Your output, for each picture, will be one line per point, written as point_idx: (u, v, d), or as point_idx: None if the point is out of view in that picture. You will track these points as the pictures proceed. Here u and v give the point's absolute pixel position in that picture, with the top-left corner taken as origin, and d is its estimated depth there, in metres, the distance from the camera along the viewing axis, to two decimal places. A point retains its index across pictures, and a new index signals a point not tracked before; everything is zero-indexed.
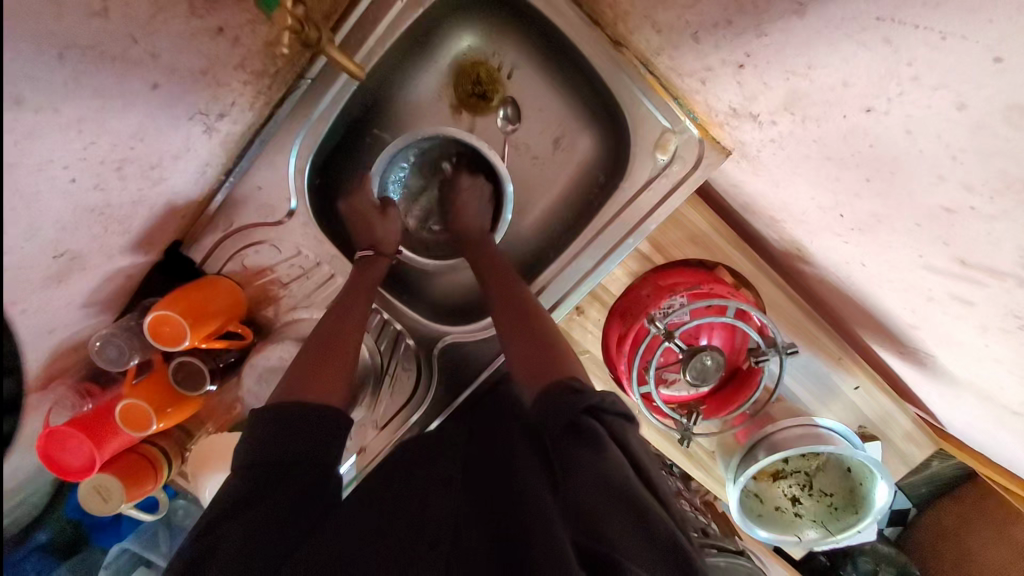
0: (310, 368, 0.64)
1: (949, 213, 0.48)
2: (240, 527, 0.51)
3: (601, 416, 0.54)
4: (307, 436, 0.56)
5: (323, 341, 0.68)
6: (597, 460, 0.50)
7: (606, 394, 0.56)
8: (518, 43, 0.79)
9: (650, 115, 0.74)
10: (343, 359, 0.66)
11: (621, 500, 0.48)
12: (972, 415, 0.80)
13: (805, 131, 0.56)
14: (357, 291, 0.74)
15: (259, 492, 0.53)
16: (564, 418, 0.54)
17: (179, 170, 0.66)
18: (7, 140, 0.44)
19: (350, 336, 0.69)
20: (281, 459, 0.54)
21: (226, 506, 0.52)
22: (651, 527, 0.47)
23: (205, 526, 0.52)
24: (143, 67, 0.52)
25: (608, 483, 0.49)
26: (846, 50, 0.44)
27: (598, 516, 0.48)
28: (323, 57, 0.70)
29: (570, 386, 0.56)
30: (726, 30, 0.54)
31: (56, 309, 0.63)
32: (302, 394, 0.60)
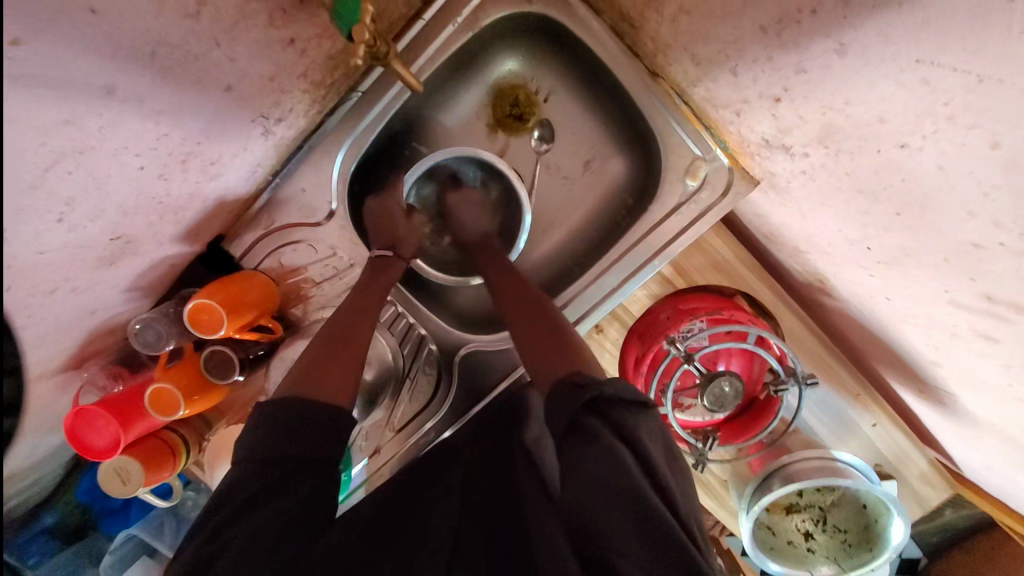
0: (318, 361, 0.64)
1: (978, 249, 0.50)
2: (249, 528, 0.50)
3: (603, 411, 0.54)
4: (312, 435, 0.56)
5: (334, 337, 0.68)
6: (595, 457, 0.50)
7: (610, 382, 0.55)
8: (556, 70, 0.83)
9: (683, 142, 0.77)
10: (353, 357, 0.67)
11: (625, 502, 0.47)
12: (993, 459, 0.79)
13: (837, 164, 0.58)
14: (371, 291, 0.74)
15: (266, 494, 0.52)
16: (564, 418, 0.55)
17: (233, 167, 0.70)
18: (94, 125, 0.47)
19: (363, 333, 0.70)
20: (288, 457, 0.53)
21: (232, 506, 0.51)
22: (651, 525, 0.46)
23: (212, 527, 0.51)
24: (220, 68, 0.56)
25: (612, 485, 0.48)
26: (884, 87, 0.46)
27: (603, 520, 0.47)
28: (376, 70, 0.74)
29: (575, 381, 0.57)
30: (766, 66, 0.57)
31: (104, 290, 0.65)
32: (309, 386, 0.61)
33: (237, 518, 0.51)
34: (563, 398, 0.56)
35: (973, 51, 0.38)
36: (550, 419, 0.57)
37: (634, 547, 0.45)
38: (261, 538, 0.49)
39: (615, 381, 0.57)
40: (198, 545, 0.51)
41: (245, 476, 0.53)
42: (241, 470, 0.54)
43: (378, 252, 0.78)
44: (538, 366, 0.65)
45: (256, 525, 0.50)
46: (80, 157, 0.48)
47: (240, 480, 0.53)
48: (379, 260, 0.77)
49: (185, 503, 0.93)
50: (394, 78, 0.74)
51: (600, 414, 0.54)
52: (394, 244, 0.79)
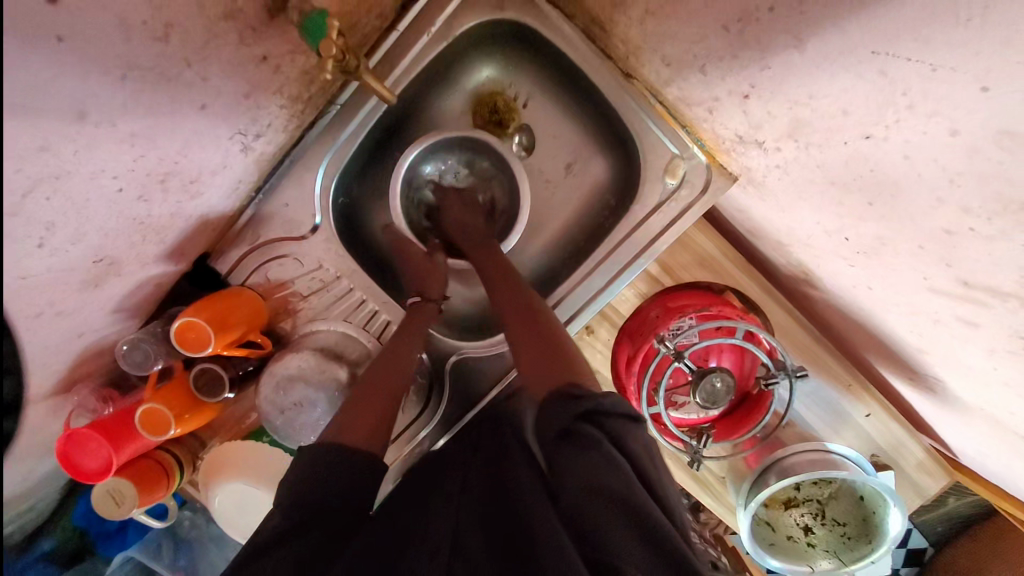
0: (356, 405, 0.65)
1: (950, 235, 0.50)
2: (271, 569, 0.50)
3: (597, 421, 0.56)
4: (340, 475, 0.56)
5: (367, 386, 0.68)
6: (592, 465, 0.52)
7: (605, 396, 0.58)
8: (533, 76, 0.84)
9: (659, 141, 0.77)
10: (386, 400, 0.67)
11: (623, 510, 0.49)
12: (987, 444, 0.79)
13: (808, 157, 0.59)
14: (410, 335, 0.76)
15: (294, 529, 0.52)
16: (559, 425, 0.57)
17: (215, 185, 0.70)
18: (68, 149, 0.48)
19: (398, 385, 0.70)
20: (318, 498, 0.54)
21: (254, 547, 0.52)
22: (651, 530, 0.48)
23: (234, 569, 0.51)
24: (193, 88, 0.56)
25: (608, 490, 0.50)
26: (845, 80, 0.47)
27: (601, 525, 0.49)
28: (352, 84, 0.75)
29: (570, 394, 0.58)
30: (732, 63, 0.57)
31: (89, 312, 0.65)
32: (346, 433, 0.61)
33: (265, 551, 0.52)
34: (556, 406, 0.58)
35: (924, 42, 0.38)
36: (545, 426, 0.59)
37: (630, 551, 0.47)
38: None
39: (609, 394, 0.59)
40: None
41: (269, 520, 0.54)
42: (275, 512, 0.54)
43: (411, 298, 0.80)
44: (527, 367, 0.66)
45: (278, 563, 0.50)
46: (56, 181, 0.49)
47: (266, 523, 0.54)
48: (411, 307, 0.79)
49: (183, 523, 0.94)
50: (370, 92, 0.75)
51: (595, 423, 0.57)
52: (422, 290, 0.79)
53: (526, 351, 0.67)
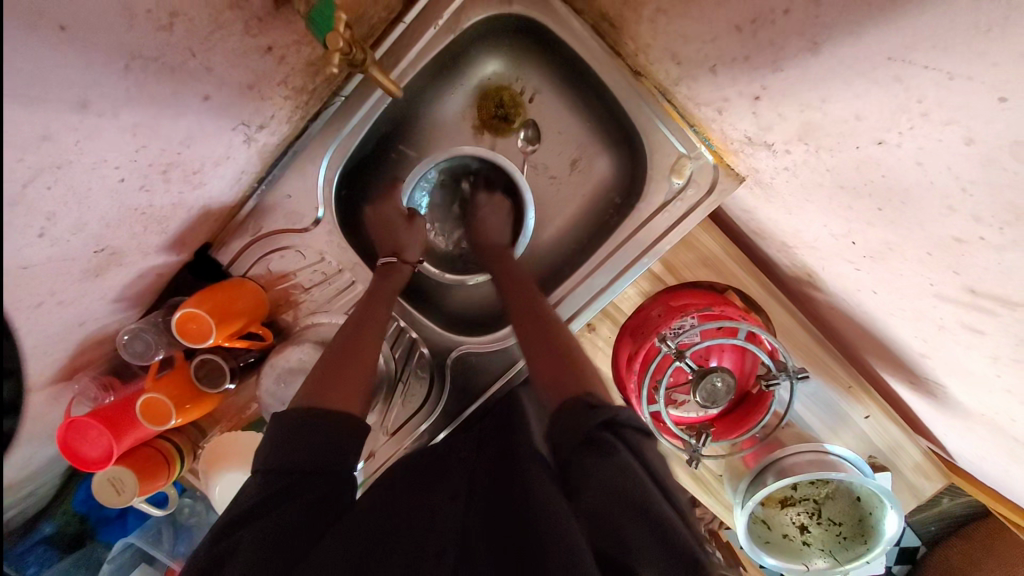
0: (332, 372, 0.65)
1: (960, 242, 0.50)
2: (243, 540, 0.50)
3: (619, 430, 0.54)
4: (313, 449, 0.56)
5: (341, 349, 0.69)
6: (614, 473, 0.50)
7: (621, 409, 0.56)
8: (540, 71, 0.83)
9: (667, 140, 0.77)
10: (363, 368, 0.67)
11: (641, 514, 0.48)
12: (985, 449, 0.80)
13: (818, 160, 0.58)
14: (373, 302, 0.75)
15: (270, 502, 0.52)
16: (581, 433, 0.54)
17: (217, 175, 0.70)
18: (71, 139, 0.47)
19: (370, 343, 0.71)
20: (297, 467, 0.54)
21: (238, 511, 0.52)
22: (669, 536, 0.47)
23: (215, 533, 0.51)
24: (197, 78, 0.56)
25: (629, 496, 0.49)
26: (859, 85, 0.46)
27: (618, 526, 0.48)
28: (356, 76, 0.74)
29: (584, 403, 0.57)
30: (744, 65, 0.57)
31: (89, 302, 0.65)
32: (322, 399, 0.61)
33: (241, 521, 0.51)
34: (572, 416, 0.56)
35: (943, 49, 0.38)
36: (562, 434, 0.57)
37: (644, 554, 0.47)
38: (264, 545, 0.49)
39: (624, 406, 0.57)
40: (203, 549, 0.51)
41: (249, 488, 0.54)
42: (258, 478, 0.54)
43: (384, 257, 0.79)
44: (542, 375, 0.65)
45: (263, 528, 0.50)
46: (58, 171, 0.48)
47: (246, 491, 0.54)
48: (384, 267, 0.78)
49: (183, 510, 0.95)
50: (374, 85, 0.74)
51: (615, 432, 0.54)
52: (397, 250, 0.80)
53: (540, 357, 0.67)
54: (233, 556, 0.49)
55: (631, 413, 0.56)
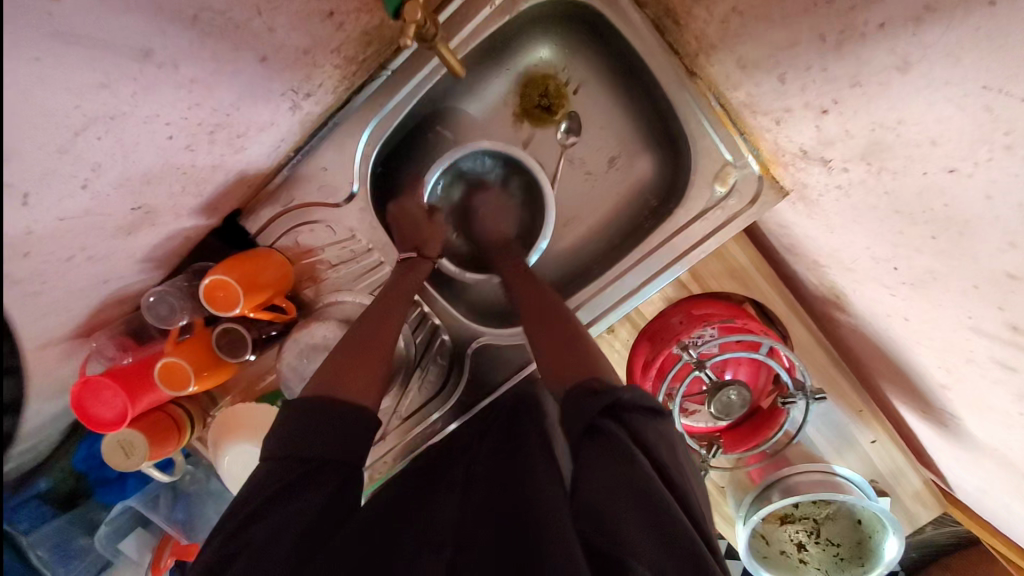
0: (347, 362, 0.64)
1: (1012, 278, 0.50)
2: (263, 531, 0.50)
3: (620, 417, 0.54)
4: (328, 434, 0.55)
5: (362, 337, 0.68)
6: (617, 464, 0.50)
7: (627, 391, 0.55)
8: (588, 62, 0.81)
9: (714, 147, 0.76)
10: (381, 361, 0.66)
11: (644, 507, 0.48)
12: (986, 482, 0.81)
13: (877, 181, 0.58)
14: (398, 294, 0.73)
15: (289, 491, 0.52)
16: (581, 422, 0.54)
17: (259, 141, 0.68)
18: (128, 89, 0.47)
19: (389, 329, 0.70)
20: (314, 455, 0.54)
21: (249, 508, 0.51)
22: (671, 529, 0.46)
23: (228, 531, 0.51)
24: (257, 38, 0.55)
25: (631, 488, 0.49)
26: (942, 108, 0.46)
27: (621, 521, 0.47)
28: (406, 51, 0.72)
29: (589, 388, 0.56)
30: (818, 75, 0.56)
31: (117, 258, 0.64)
32: (334, 387, 0.60)
33: (259, 515, 0.51)
34: (580, 400, 0.55)
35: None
36: (567, 421, 0.55)
37: (651, 549, 0.45)
38: (282, 536, 0.50)
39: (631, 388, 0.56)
40: (218, 544, 0.51)
41: (267, 477, 0.54)
42: (271, 466, 0.54)
43: (405, 254, 0.77)
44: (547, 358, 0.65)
45: (281, 519, 0.51)
46: (111, 122, 0.48)
47: (262, 479, 0.54)
48: (405, 263, 0.77)
49: (184, 478, 0.94)
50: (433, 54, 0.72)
51: (618, 419, 0.54)
52: (420, 244, 0.77)
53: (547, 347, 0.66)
54: (248, 549, 0.49)
55: (638, 397, 0.55)
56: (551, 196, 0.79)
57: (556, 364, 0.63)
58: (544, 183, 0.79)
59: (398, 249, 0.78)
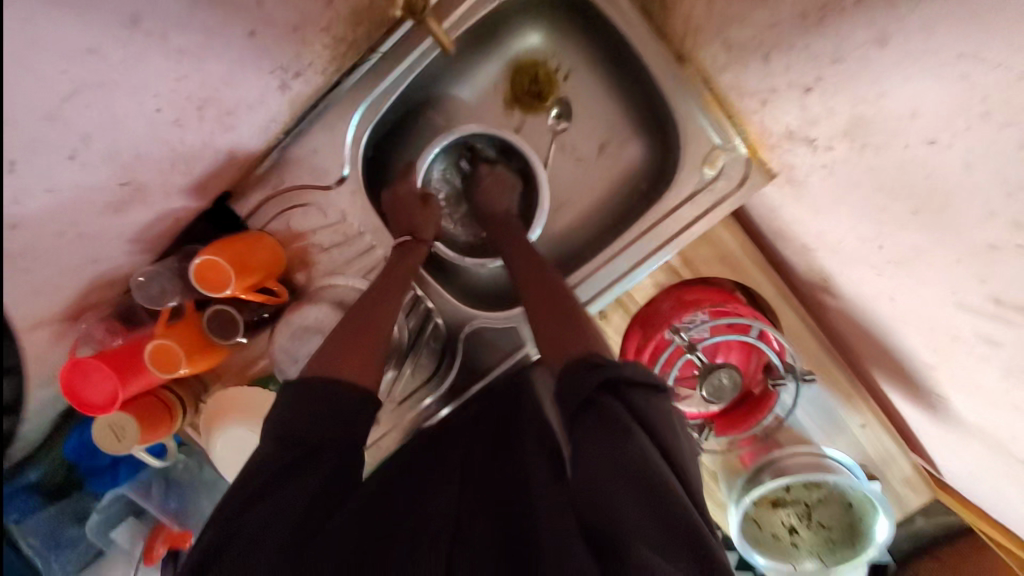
0: (347, 343, 0.64)
1: (993, 249, 0.52)
2: (267, 506, 0.51)
3: (619, 390, 0.53)
4: (325, 415, 0.55)
5: (359, 322, 0.67)
6: (612, 440, 0.49)
7: (625, 364, 0.55)
8: (579, 46, 0.82)
9: (703, 129, 0.76)
10: (376, 343, 0.65)
11: (637, 483, 0.47)
12: (973, 465, 0.82)
13: (861, 158, 0.59)
14: (393, 276, 0.73)
15: (289, 473, 0.53)
16: (580, 395, 0.54)
17: (248, 120, 0.68)
18: (116, 57, 0.49)
19: (386, 317, 0.69)
20: (314, 436, 0.54)
21: (252, 487, 0.52)
22: (663, 500, 0.46)
23: (228, 510, 0.52)
24: (246, 11, 0.56)
25: (625, 463, 0.48)
26: (919, 83, 0.48)
27: (615, 498, 0.47)
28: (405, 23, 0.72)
29: (590, 361, 0.56)
30: (800, 53, 0.57)
31: (106, 240, 0.64)
32: (331, 367, 0.60)
33: (265, 492, 0.52)
34: (579, 373, 0.55)
35: (1008, 24, 0.40)
36: (564, 395, 0.56)
37: (644, 524, 0.45)
38: (284, 515, 0.51)
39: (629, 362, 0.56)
40: (222, 521, 0.51)
41: (268, 456, 0.54)
42: (270, 446, 0.55)
43: (400, 239, 0.77)
44: (546, 336, 0.65)
45: (279, 504, 0.51)
46: (98, 91, 0.50)
47: (260, 463, 0.54)
48: (401, 248, 0.76)
49: (177, 466, 0.91)
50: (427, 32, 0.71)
51: (617, 393, 0.54)
52: (415, 230, 0.77)
53: (547, 325, 0.66)
54: (247, 529, 0.50)
55: (636, 370, 0.55)
56: (544, 184, 0.79)
57: (556, 338, 0.63)
58: (537, 171, 0.78)
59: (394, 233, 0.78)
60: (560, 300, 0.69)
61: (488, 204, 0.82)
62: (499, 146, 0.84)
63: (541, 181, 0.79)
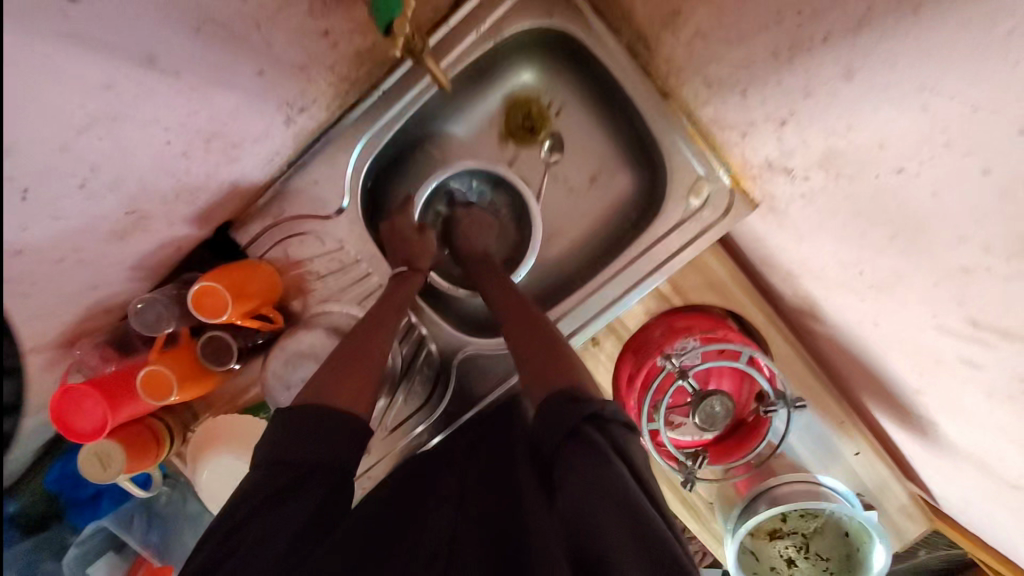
0: (336, 373, 0.63)
1: (966, 273, 0.54)
2: (248, 537, 0.50)
3: (603, 425, 0.54)
4: (313, 444, 0.55)
5: (347, 352, 0.67)
6: (597, 470, 0.49)
7: (607, 402, 0.55)
8: (570, 83, 0.86)
9: (687, 163, 0.80)
10: (367, 371, 0.65)
11: (624, 512, 0.46)
12: (966, 490, 0.82)
13: (837, 188, 0.62)
14: (386, 304, 0.74)
15: (269, 503, 0.51)
16: (564, 429, 0.54)
17: (252, 153, 0.71)
18: (130, 92, 0.51)
19: (377, 348, 0.69)
20: (300, 463, 0.54)
21: (234, 519, 0.51)
22: (649, 531, 0.45)
23: (209, 543, 0.50)
24: (257, 52, 0.59)
25: (611, 492, 0.47)
26: (887, 112, 0.51)
27: (602, 528, 0.46)
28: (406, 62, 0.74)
29: (569, 395, 0.56)
30: (775, 89, 0.61)
31: (105, 267, 0.65)
32: (322, 395, 0.60)
33: (246, 522, 0.50)
34: (558, 408, 0.55)
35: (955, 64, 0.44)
36: (547, 429, 0.55)
37: (631, 554, 0.44)
38: (263, 545, 0.49)
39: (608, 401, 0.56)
40: (203, 553, 0.50)
41: (252, 485, 0.53)
42: (257, 474, 0.54)
43: (396, 269, 0.79)
44: (531, 370, 0.64)
45: (261, 531, 0.50)
46: (111, 123, 0.52)
47: (245, 489, 0.53)
48: (395, 277, 0.78)
49: (160, 498, 0.90)
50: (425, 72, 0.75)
51: (600, 428, 0.53)
52: (410, 260, 0.78)
53: (532, 360, 0.66)
54: (230, 558, 0.49)
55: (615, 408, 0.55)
56: (539, 219, 0.81)
57: (541, 373, 0.63)
58: (531, 207, 0.81)
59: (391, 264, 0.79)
60: (544, 335, 0.69)
61: (476, 240, 0.83)
62: (492, 181, 0.87)
63: (535, 217, 0.81)
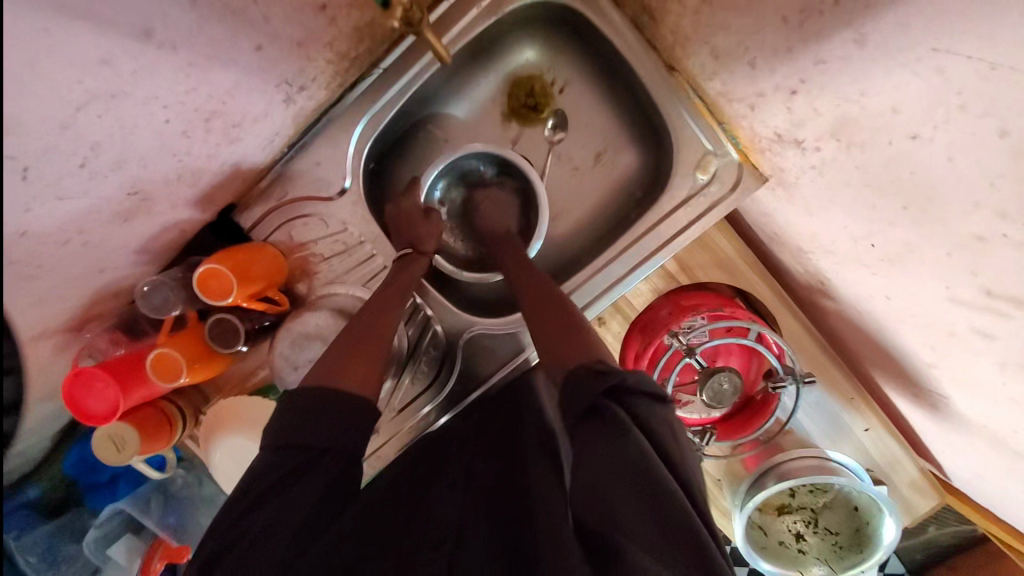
0: (344, 355, 0.63)
1: (981, 241, 0.53)
2: (267, 515, 0.51)
3: (623, 399, 0.52)
4: (326, 424, 0.55)
5: (357, 334, 0.67)
6: (616, 447, 0.49)
7: (633, 373, 0.53)
8: (573, 60, 0.84)
9: (695, 136, 0.78)
10: (374, 352, 0.66)
11: (641, 489, 0.47)
12: (978, 463, 0.81)
13: (849, 158, 0.61)
14: (392, 287, 0.74)
15: (285, 483, 0.52)
16: (583, 404, 0.52)
17: (254, 133, 0.70)
18: (127, 68, 0.51)
19: (385, 329, 0.69)
20: (313, 444, 0.54)
21: (250, 498, 0.52)
22: (665, 507, 0.46)
23: (227, 522, 0.52)
24: (253, 27, 0.58)
25: (628, 468, 0.48)
26: (899, 77, 0.49)
27: (617, 506, 0.47)
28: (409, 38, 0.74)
29: (593, 368, 0.54)
30: (785, 57, 0.60)
31: (110, 250, 0.65)
32: (330, 376, 0.60)
33: (264, 500, 0.52)
34: (580, 383, 0.54)
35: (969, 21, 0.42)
36: (566, 406, 0.54)
37: (645, 532, 0.45)
38: (283, 525, 0.51)
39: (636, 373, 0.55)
40: (221, 532, 0.52)
41: (266, 465, 0.54)
42: (271, 455, 0.54)
43: (402, 251, 0.78)
44: (550, 349, 0.64)
45: (279, 512, 0.51)
46: (110, 100, 0.51)
47: (259, 470, 0.54)
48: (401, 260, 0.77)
49: (176, 481, 0.92)
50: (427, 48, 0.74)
51: (620, 401, 0.52)
52: (415, 242, 0.77)
53: (549, 336, 0.65)
54: (251, 536, 0.50)
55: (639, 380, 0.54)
56: (545, 201, 0.80)
57: (557, 351, 0.62)
58: (537, 187, 0.79)
59: (396, 245, 0.79)
60: (561, 311, 0.68)
61: (485, 224, 0.82)
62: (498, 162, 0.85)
63: (542, 199, 0.80)
